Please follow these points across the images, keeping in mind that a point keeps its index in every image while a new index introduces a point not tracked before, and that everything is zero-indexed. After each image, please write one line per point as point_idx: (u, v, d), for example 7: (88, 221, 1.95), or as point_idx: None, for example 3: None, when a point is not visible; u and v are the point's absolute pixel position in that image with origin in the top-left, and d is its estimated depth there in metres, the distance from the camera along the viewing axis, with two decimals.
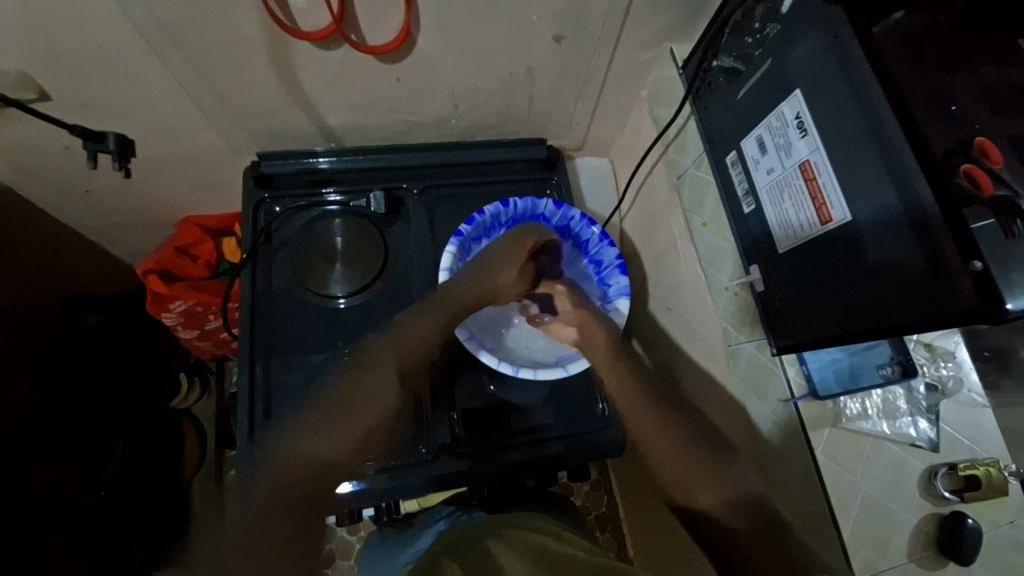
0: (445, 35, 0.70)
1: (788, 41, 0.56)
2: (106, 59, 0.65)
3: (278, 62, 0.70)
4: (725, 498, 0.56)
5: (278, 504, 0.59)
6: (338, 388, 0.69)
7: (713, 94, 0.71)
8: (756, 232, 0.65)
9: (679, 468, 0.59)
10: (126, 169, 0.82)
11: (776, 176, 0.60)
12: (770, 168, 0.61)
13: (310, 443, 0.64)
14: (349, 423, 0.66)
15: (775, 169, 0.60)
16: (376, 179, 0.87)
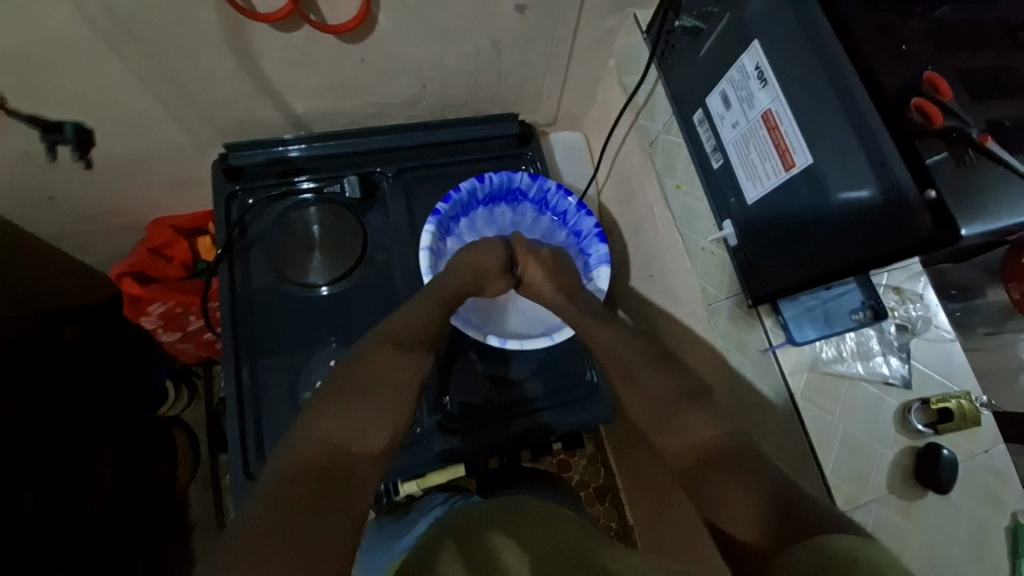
0: (408, 11, 0.69)
1: None
2: (56, 55, 0.63)
3: (239, 49, 0.69)
4: (692, 442, 0.55)
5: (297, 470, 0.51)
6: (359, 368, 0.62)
7: (677, 55, 0.72)
8: (725, 187, 0.66)
9: (661, 421, 0.58)
10: (87, 159, 0.78)
11: (741, 130, 0.61)
12: (735, 123, 0.62)
13: (327, 412, 0.56)
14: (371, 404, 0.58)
15: (740, 123, 0.61)
16: (348, 164, 0.86)
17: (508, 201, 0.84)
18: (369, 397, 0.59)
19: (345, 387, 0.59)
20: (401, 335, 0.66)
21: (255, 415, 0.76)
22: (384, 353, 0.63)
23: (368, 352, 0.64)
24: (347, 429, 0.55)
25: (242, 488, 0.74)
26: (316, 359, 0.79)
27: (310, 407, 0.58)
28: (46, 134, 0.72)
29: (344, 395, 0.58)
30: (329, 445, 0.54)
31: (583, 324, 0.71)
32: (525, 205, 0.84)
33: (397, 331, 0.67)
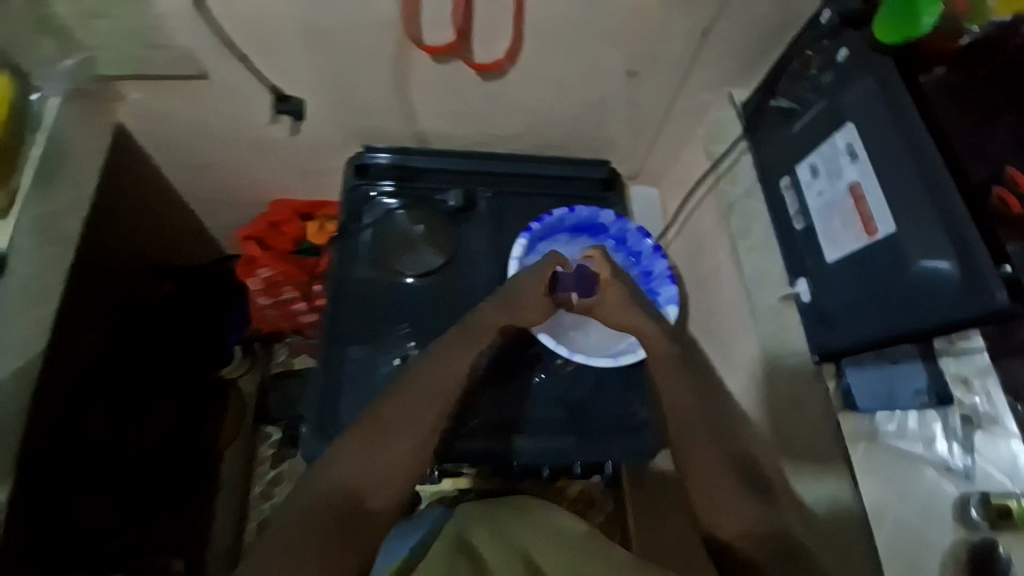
0: (544, 62, 0.82)
1: (842, 83, 0.65)
2: (263, 51, 0.76)
3: (402, 71, 0.82)
4: (748, 530, 0.58)
5: (311, 512, 0.55)
6: (384, 411, 0.64)
7: (768, 129, 0.79)
8: (804, 249, 0.71)
9: (712, 493, 0.61)
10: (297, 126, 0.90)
11: (826, 198, 0.67)
12: (821, 191, 0.68)
13: (352, 454, 0.59)
14: (388, 451, 0.60)
15: (825, 192, 0.67)
16: (455, 179, 0.98)
17: (590, 234, 0.91)
18: (391, 444, 0.61)
19: (371, 430, 0.62)
20: (430, 382, 0.67)
21: (334, 380, 0.84)
22: (412, 398, 0.65)
23: (396, 397, 0.65)
24: (368, 477, 0.58)
25: (311, 444, 0.80)
26: (395, 342, 0.87)
27: (337, 445, 0.62)
28: (273, 99, 0.84)
29: (371, 440, 0.61)
30: (350, 490, 0.57)
31: (673, 374, 0.71)
32: (605, 241, 0.91)
33: (428, 378, 0.67)
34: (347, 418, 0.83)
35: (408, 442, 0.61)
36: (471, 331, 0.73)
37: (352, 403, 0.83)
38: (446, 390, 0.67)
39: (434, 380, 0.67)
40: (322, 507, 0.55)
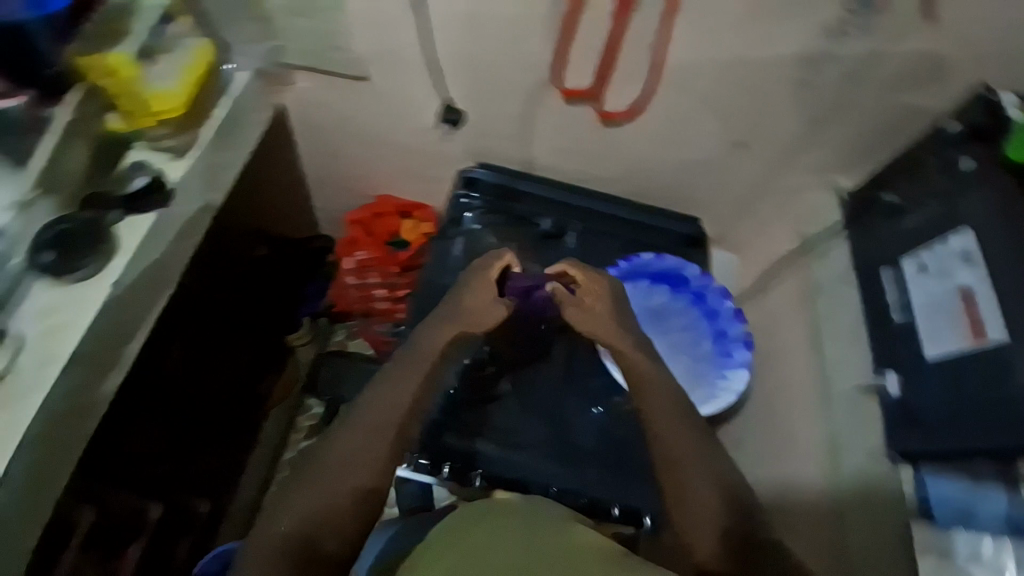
0: (664, 120, 0.88)
1: (964, 191, 0.68)
2: (422, 66, 0.87)
3: (533, 105, 0.90)
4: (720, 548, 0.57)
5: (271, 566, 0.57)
6: (328, 457, 0.65)
7: (871, 222, 0.81)
8: (900, 343, 0.71)
9: (695, 516, 0.59)
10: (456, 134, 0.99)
11: (932, 295, 0.69)
12: (930, 286, 0.69)
13: (302, 499, 0.61)
14: (330, 499, 0.61)
15: (932, 289, 0.69)
16: (551, 206, 1.02)
17: (670, 284, 0.94)
18: (335, 487, 0.62)
19: (318, 472, 0.63)
20: (369, 416, 0.68)
21: None
22: (354, 433, 0.66)
23: (337, 440, 0.66)
24: (316, 522, 0.60)
25: None
26: (470, 345, 0.92)
27: (285, 498, 0.63)
28: (443, 108, 0.93)
29: (319, 481, 0.63)
30: (302, 537, 0.59)
31: (662, 418, 0.66)
32: (683, 293, 0.94)
33: (370, 411, 0.68)
34: None
35: (351, 488, 0.62)
36: (413, 358, 0.73)
37: None
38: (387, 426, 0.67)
39: (376, 418, 0.68)
40: (276, 560, 0.57)
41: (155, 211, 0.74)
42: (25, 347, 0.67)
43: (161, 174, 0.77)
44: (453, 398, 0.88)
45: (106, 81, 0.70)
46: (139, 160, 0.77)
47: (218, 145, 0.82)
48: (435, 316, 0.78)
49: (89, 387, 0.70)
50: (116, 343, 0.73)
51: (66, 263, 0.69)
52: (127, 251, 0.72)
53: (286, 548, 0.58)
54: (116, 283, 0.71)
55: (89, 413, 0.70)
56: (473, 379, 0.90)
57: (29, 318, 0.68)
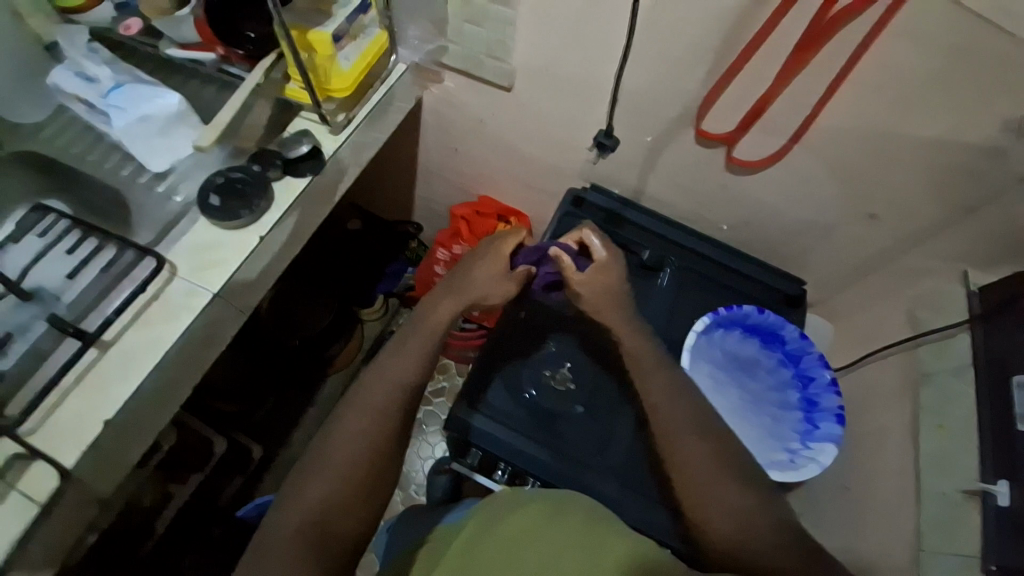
0: (790, 178, 0.89)
1: None
2: (564, 87, 0.91)
3: (663, 140, 0.92)
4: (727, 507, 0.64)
5: (290, 530, 0.61)
6: (333, 430, 0.70)
7: (1004, 322, 0.75)
8: (1023, 455, 0.67)
9: (691, 484, 0.67)
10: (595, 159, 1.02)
11: None
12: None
13: (313, 486, 0.65)
14: (342, 470, 0.66)
15: None
16: (653, 240, 1.03)
17: (765, 340, 0.93)
18: (344, 472, 0.66)
19: (325, 460, 0.67)
20: (373, 399, 0.73)
21: (491, 368, 0.94)
22: (357, 418, 0.71)
23: (344, 416, 0.72)
24: (328, 507, 0.64)
25: (460, 413, 0.90)
26: (556, 359, 0.94)
27: (296, 474, 0.68)
28: (599, 132, 0.95)
29: (329, 467, 0.66)
30: (314, 522, 0.62)
31: (670, 431, 0.71)
32: (776, 352, 0.93)
33: (370, 400, 0.73)
34: (490, 403, 0.91)
35: (364, 459, 0.68)
36: (411, 334, 0.80)
37: (498, 393, 0.92)
38: (393, 404, 0.73)
39: (379, 395, 0.73)
40: (295, 522, 0.62)
41: (308, 176, 0.81)
42: (176, 278, 0.73)
43: (319, 143, 0.84)
44: (530, 403, 0.92)
45: (307, 54, 0.77)
46: (303, 127, 0.84)
47: (367, 125, 0.89)
48: (440, 291, 0.84)
49: (219, 324, 0.76)
50: (250, 289, 0.79)
51: (227, 208, 0.75)
52: (278, 206, 0.79)
53: (305, 512, 0.63)
54: (263, 235, 0.77)
55: (212, 347, 0.76)
56: (554, 391, 0.92)
57: (187, 250, 0.75)
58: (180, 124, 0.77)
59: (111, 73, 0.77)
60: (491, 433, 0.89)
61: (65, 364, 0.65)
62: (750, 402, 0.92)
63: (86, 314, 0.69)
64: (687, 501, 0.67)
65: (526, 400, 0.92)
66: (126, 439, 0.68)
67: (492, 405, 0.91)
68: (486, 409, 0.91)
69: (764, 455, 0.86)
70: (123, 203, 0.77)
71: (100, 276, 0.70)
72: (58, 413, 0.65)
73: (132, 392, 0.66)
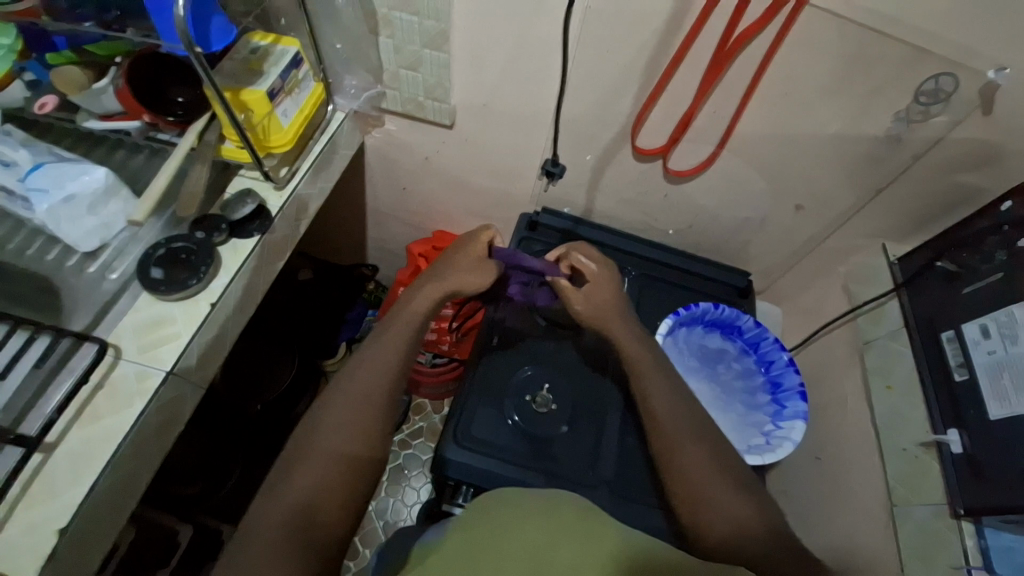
0: (722, 180, 0.96)
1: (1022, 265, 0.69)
2: (506, 119, 0.96)
3: (605, 158, 0.98)
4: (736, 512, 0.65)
5: (275, 516, 0.61)
6: (316, 422, 0.72)
7: (923, 285, 0.84)
8: (964, 404, 0.72)
9: (700, 488, 0.69)
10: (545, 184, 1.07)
11: (997, 358, 0.69)
12: (991, 350, 0.69)
13: (302, 473, 0.66)
14: (329, 456, 0.68)
15: (997, 352, 0.69)
16: (609, 253, 1.09)
17: (724, 332, 0.99)
18: (334, 459, 0.68)
19: (313, 448, 0.68)
20: (358, 389, 0.76)
21: (471, 401, 0.92)
22: (346, 408, 0.73)
23: (327, 407, 0.74)
24: (317, 493, 0.64)
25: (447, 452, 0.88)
26: (535, 382, 0.95)
27: (280, 466, 0.68)
28: (547, 160, 1.00)
29: (317, 454, 0.68)
30: (303, 507, 0.62)
31: (671, 439, 0.74)
32: (736, 342, 0.98)
33: (359, 390, 0.75)
34: (476, 436, 0.89)
35: (348, 443, 0.70)
36: (398, 323, 0.85)
37: (483, 425, 0.91)
38: (383, 391, 0.76)
39: (365, 383, 0.76)
40: (281, 509, 0.62)
41: (256, 236, 0.79)
42: (122, 361, 0.68)
43: (265, 200, 0.82)
44: (515, 431, 0.90)
45: (245, 114, 0.75)
46: (245, 186, 0.83)
47: (310, 177, 0.88)
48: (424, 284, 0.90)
49: (177, 402, 0.71)
50: (208, 359, 0.75)
51: (172, 279, 0.71)
52: (227, 271, 0.76)
53: (290, 498, 0.63)
54: (214, 302, 0.74)
55: (171, 429, 0.71)
56: (537, 414, 0.92)
57: (131, 330, 0.70)
58: (112, 200, 0.72)
59: (31, 154, 0.71)
60: (479, 465, 0.87)
61: (5, 475, 0.58)
62: (722, 395, 0.96)
63: (22, 417, 0.62)
64: (689, 506, 0.69)
65: (511, 427, 0.91)
66: (83, 549, 0.61)
67: (478, 437, 0.89)
68: (472, 443, 0.89)
69: (745, 441, 0.90)
70: (53, 291, 0.70)
71: (32, 373, 0.63)
72: (2, 534, 0.58)
73: (87, 493, 0.60)
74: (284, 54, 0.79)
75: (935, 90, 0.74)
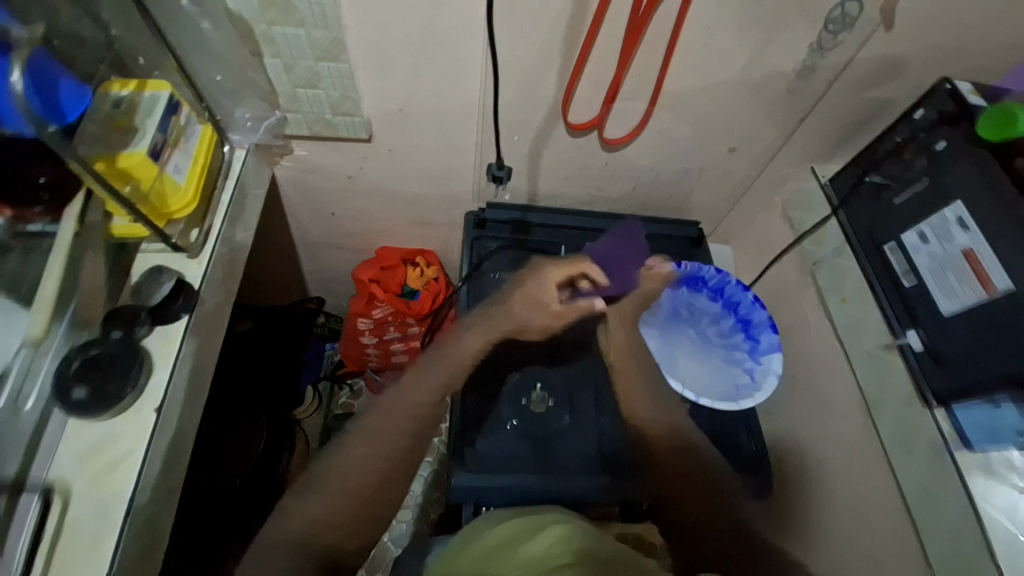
0: (659, 139, 0.96)
1: (945, 167, 0.75)
2: (427, 122, 0.89)
3: (541, 140, 0.94)
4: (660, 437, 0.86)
5: (283, 555, 0.64)
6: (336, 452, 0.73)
7: (857, 202, 0.89)
8: (916, 306, 0.79)
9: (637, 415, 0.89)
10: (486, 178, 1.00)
11: (937, 260, 0.75)
12: (932, 254, 0.76)
13: (313, 506, 0.68)
14: (342, 492, 0.69)
15: (936, 255, 0.75)
16: (563, 233, 1.06)
17: (690, 286, 1.01)
18: (342, 492, 0.69)
19: (331, 478, 0.70)
20: (385, 419, 0.76)
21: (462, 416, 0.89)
22: (368, 443, 0.73)
23: (350, 439, 0.74)
24: (322, 526, 0.67)
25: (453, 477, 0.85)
26: (526, 383, 0.93)
27: (293, 496, 0.70)
28: (492, 165, 0.97)
29: (329, 487, 0.69)
30: (307, 540, 0.66)
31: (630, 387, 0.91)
32: (703, 292, 1.01)
33: (378, 427, 0.75)
34: (478, 451, 0.87)
35: (366, 480, 0.70)
36: (450, 357, 0.84)
37: (483, 438, 0.88)
38: (419, 421, 0.77)
39: (397, 415, 0.76)
40: (291, 546, 0.65)
41: (185, 316, 0.69)
42: (73, 502, 0.59)
43: (183, 272, 0.72)
44: (513, 436, 0.89)
45: (130, 185, 0.64)
46: (154, 263, 0.72)
47: (227, 231, 0.78)
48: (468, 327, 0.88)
49: (152, 526, 0.63)
50: (170, 464, 0.66)
51: (101, 395, 0.61)
52: (163, 365, 0.66)
53: (298, 533, 0.66)
54: (160, 404, 0.64)
55: (152, 555, 0.62)
56: (534, 415, 0.91)
57: (75, 466, 0.60)
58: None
59: None
60: (490, 485, 0.84)
61: None
62: (699, 349, 0.97)
63: None
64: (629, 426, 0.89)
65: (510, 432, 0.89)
66: None
67: (481, 453, 0.87)
68: (474, 459, 0.86)
69: (732, 383, 0.93)
70: None
71: None
72: None
73: None
74: (155, 99, 0.67)
75: (842, 17, 0.76)
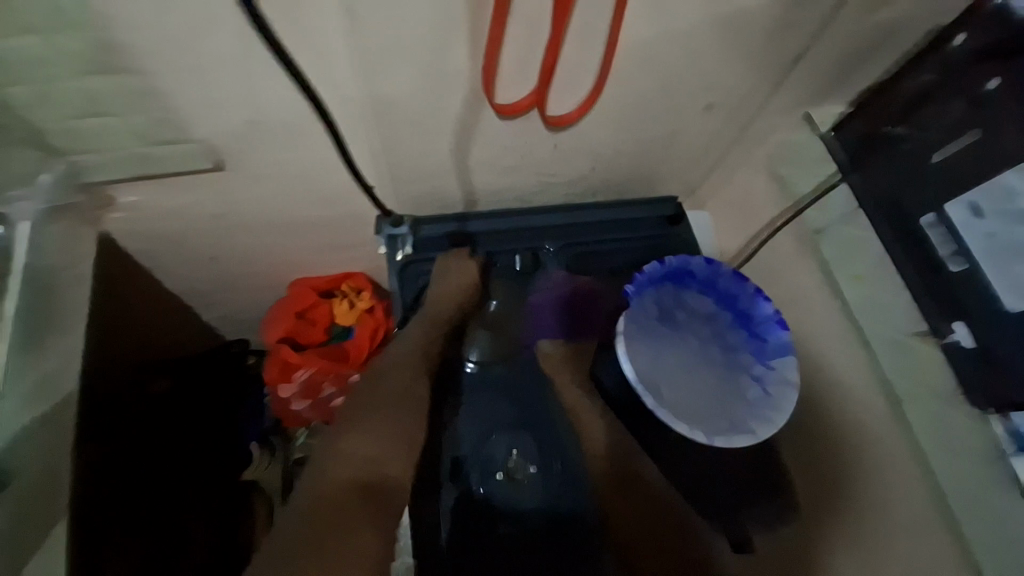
0: (617, 107, 0.73)
1: (1000, 118, 0.58)
2: (292, 132, 0.62)
3: (464, 131, 0.69)
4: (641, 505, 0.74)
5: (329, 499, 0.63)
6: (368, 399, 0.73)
7: (881, 160, 0.70)
8: (965, 295, 0.63)
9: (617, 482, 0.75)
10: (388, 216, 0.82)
11: (999, 239, 0.59)
12: (991, 231, 0.60)
13: (355, 445, 0.68)
14: (383, 422, 0.71)
15: (998, 232, 0.59)
16: (516, 238, 0.88)
17: (677, 283, 0.84)
18: (373, 431, 0.70)
19: (366, 418, 0.71)
20: (403, 363, 0.77)
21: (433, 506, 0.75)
22: (393, 387, 0.75)
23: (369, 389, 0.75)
24: (369, 459, 0.67)
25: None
26: (497, 442, 0.78)
27: (330, 444, 0.70)
28: (382, 216, 0.82)
29: (367, 424, 0.71)
30: (358, 476, 0.66)
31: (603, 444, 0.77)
32: (694, 291, 0.84)
33: (391, 382, 0.75)
34: (461, 540, 0.74)
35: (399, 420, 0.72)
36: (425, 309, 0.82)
37: (463, 523, 0.75)
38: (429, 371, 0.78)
39: (409, 358, 0.78)
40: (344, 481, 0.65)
41: None
42: None
43: None
44: (491, 513, 0.75)
45: None
46: None
47: (20, 360, 0.66)
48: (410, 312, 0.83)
49: None
50: None
51: None
52: None
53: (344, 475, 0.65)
54: None
55: None
56: (512, 485, 0.76)
57: None
58: None
59: None
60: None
61: None
62: (694, 358, 0.80)
63: None
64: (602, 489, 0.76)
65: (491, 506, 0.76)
66: None
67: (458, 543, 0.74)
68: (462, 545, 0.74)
69: (738, 399, 0.77)
70: None
71: None
72: None
73: None
74: None
75: None
